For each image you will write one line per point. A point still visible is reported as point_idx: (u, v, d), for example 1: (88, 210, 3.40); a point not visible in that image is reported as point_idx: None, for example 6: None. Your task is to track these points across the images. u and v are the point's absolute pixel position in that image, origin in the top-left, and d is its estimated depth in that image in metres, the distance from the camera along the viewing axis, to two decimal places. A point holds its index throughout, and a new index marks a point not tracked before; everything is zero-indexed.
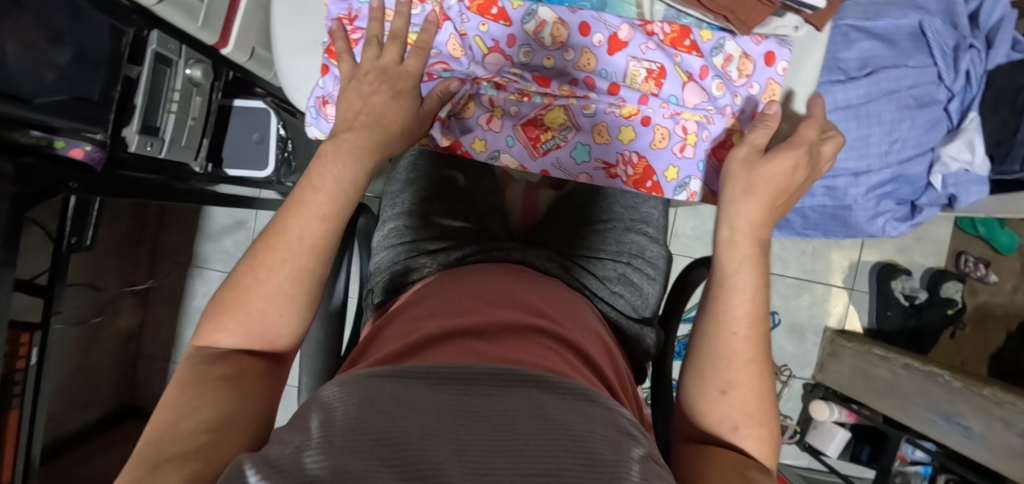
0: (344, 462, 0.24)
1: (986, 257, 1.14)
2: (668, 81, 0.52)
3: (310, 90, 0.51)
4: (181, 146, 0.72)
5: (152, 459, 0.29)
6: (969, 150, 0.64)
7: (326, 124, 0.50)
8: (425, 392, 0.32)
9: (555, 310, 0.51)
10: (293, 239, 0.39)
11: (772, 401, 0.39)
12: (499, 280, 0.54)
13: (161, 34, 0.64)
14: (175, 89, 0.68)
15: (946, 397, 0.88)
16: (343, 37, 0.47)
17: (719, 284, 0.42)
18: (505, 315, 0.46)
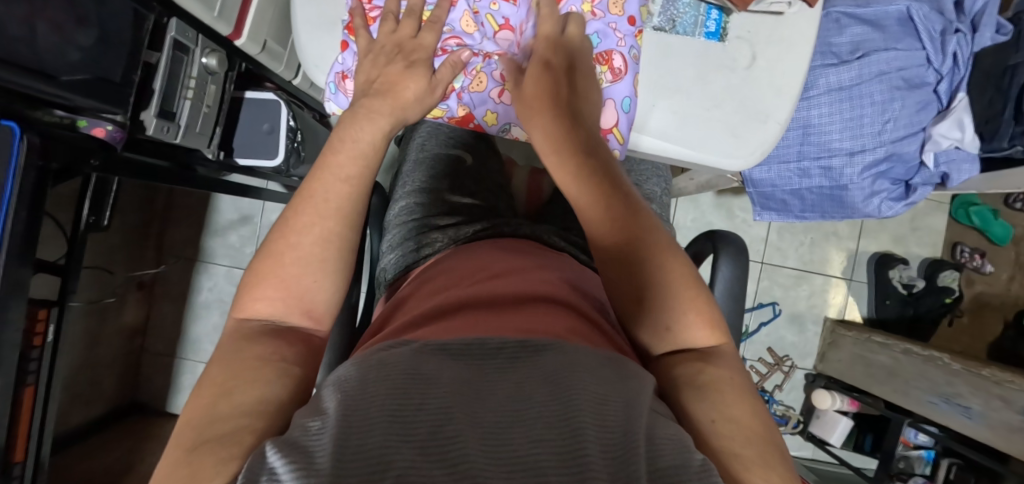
0: (360, 443, 0.24)
1: (981, 248, 1.16)
2: None
3: (329, 67, 0.53)
4: (195, 132, 0.74)
5: (190, 440, 0.29)
6: (959, 129, 0.67)
7: (344, 98, 0.52)
8: (445, 367, 0.31)
9: (568, 279, 0.52)
10: (319, 201, 0.41)
11: (684, 278, 0.39)
12: (508, 253, 0.54)
13: (180, 23, 0.66)
14: (191, 76, 0.71)
15: (945, 379, 0.89)
16: (362, 14, 0.50)
17: (611, 245, 0.40)
18: (524, 286, 0.46)
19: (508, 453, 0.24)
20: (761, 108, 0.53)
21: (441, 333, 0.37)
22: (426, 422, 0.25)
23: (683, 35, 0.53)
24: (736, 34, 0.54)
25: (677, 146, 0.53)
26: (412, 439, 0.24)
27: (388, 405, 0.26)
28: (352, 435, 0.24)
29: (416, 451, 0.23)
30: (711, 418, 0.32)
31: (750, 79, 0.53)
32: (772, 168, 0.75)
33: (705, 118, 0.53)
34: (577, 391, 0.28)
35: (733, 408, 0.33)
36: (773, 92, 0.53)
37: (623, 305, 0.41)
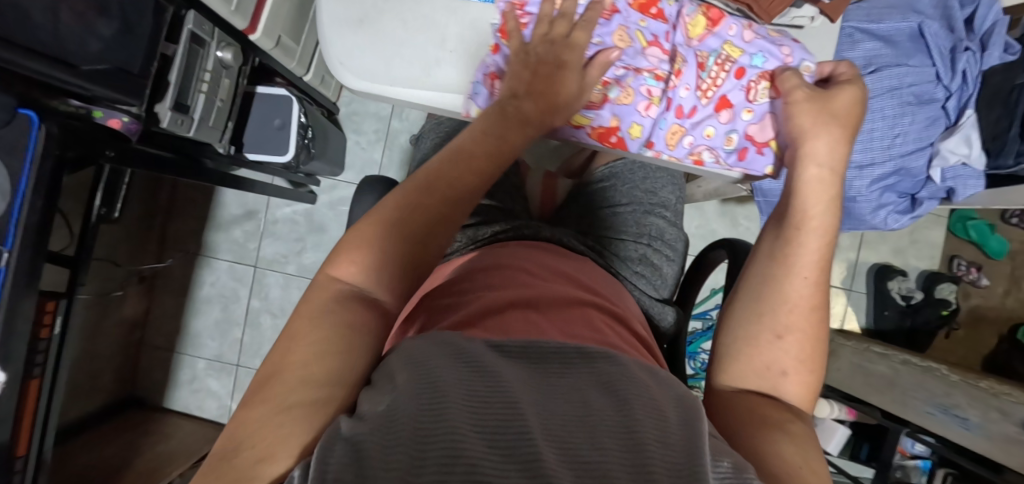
0: (433, 427, 0.23)
1: (978, 261, 1.18)
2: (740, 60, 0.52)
3: (475, 69, 0.53)
4: (209, 126, 0.74)
5: (275, 400, 0.28)
6: (966, 145, 0.68)
7: (488, 98, 0.52)
8: (501, 362, 0.31)
9: (597, 287, 0.51)
10: (444, 185, 0.38)
11: (821, 351, 0.40)
12: (555, 261, 0.53)
13: (197, 15, 0.66)
14: (206, 70, 0.70)
15: (944, 390, 0.91)
16: (515, 18, 0.50)
17: (796, 228, 0.41)
18: (560, 291, 0.46)
19: (576, 455, 0.23)
20: None
21: (490, 335, 0.36)
22: (494, 411, 0.25)
23: None
24: None
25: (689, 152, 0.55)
26: (480, 431, 0.23)
27: (455, 396, 0.25)
28: (424, 419, 0.23)
29: (484, 441, 0.23)
30: (793, 459, 0.32)
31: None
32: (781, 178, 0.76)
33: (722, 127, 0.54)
34: (627, 396, 0.28)
35: (814, 463, 0.32)
36: None
37: (765, 287, 0.41)
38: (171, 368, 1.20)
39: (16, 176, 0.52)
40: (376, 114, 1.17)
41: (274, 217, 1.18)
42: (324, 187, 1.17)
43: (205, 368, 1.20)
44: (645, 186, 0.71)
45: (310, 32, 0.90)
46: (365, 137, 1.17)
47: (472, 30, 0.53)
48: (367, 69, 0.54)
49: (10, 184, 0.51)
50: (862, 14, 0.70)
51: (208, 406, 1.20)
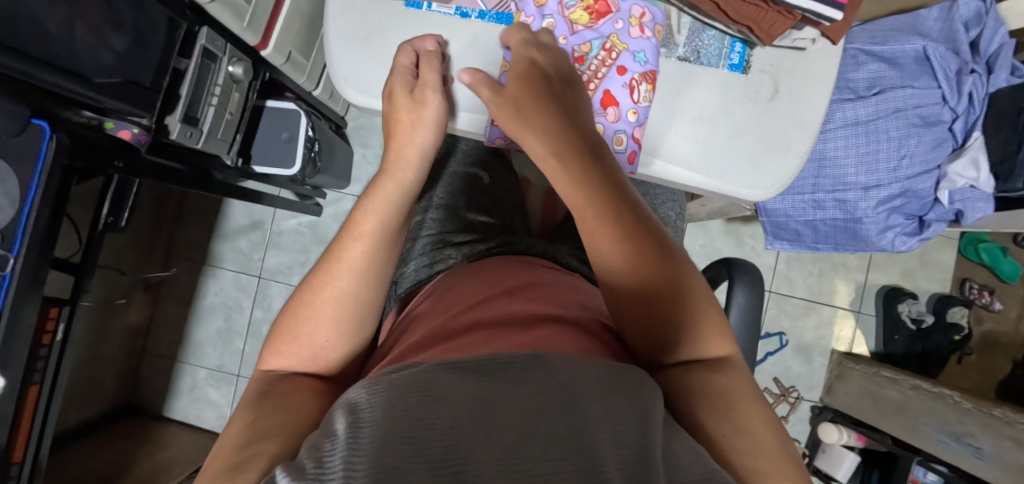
0: (372, 457, 0.22)
1: (990, 285, 1.16)
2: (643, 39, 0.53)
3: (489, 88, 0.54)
4: (217, 138, 0.75)
5: (219, 468, 0.28)
6: (974, 168, 0.67)
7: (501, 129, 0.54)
8: (453, 381, 0.28)
9: (583, 299, 0.50)
10: (360, 221, 0.42)
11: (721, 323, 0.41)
12: (516, 274, 0.52)
13: (210, 31, 0.67)
14: (217, 84, 0.72)
15: (956, 417, 0.89)
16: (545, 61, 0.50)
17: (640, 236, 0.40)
18: (526, 302, 0.45)
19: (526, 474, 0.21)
20: (783, 140, 0.54)
21: (449, 355, 0.36)
22: (436, 437, 0.23)
23: (707, 66, 0.54)
24: (761, 65, 0.54)
25: (690, 172, 0.54)
26: (424, 458, 0.22)
27: (404, 425, 0.23)
28: (362, 454, 0.22)
29: (428, 466, 0.21)
30: (744, 446, 0.32)
31: (773, 113, 0.54)
32: (786, 197, 0.75)
33: (724, 148, 0.54)
34: (587, 409, 0.26)
35: (764, 445, 0.33)
36: (796, 124, 0.54)
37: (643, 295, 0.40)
38: (172, 377, 1.20)
39: (26, 185, 0.53)
40: (383, 129, 1.18)
41: (279, 228, 1.19)
42: (329, 200, 1.18)
43: (205, 378, 1.20)
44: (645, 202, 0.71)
45: (320, 49, 0.92)
46: (372, 152, 1.18)
47: (473, 49, 0.54)
48: (370, 85, 0.54)
49: (20, 191, 0.53)
50: (867, 36, 0.71)
51: (208, 416, 1.20)
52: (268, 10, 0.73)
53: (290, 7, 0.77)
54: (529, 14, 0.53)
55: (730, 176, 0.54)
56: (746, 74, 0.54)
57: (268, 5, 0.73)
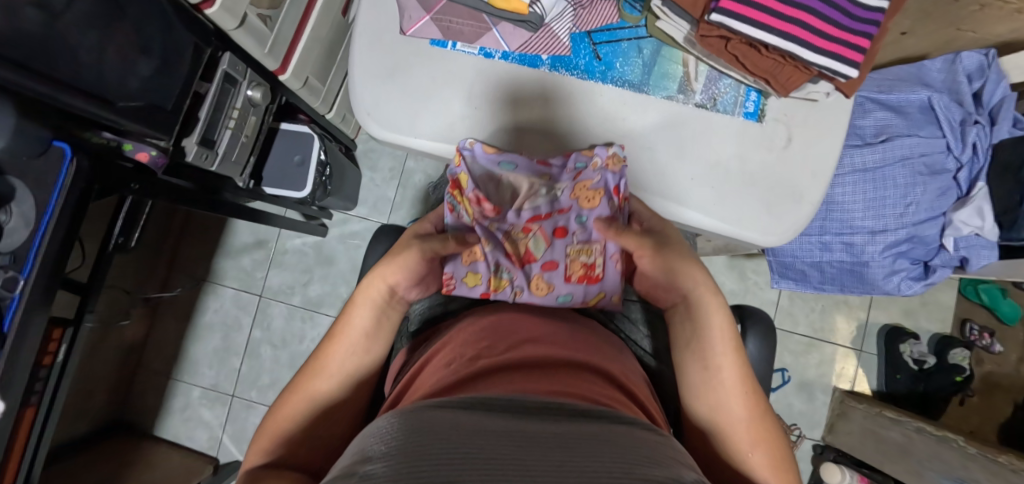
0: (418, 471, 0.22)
1: (990, 326, 1.17)
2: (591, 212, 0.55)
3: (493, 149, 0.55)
4: (231, 161, 0.76)
5: None
6: (978, 216, 0.69)
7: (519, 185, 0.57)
8: (488, 415, 0.29)
9: (600, 339, 0.49)
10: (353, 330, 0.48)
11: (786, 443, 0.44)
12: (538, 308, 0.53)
13: (232, 56, 0.69)
14: (235, 107, 0.72)
15: (960, 462, 0.88)
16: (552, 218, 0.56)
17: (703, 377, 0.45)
18: (553, 347, 0.44)
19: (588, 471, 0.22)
20: (795, 184, 0.55)
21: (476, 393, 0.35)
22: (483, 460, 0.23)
23: (723, 113, 0.55)
24: (775, 113, 0.55)
25: (705, 215, 0.55)
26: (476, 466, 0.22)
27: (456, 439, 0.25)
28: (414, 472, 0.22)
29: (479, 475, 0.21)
30: None
31: (784, 159, 0.55)
32: (794, 238, 0.76)
33: (738, 194, 0.55)
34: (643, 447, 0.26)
35: None
36: (808, 168, 0.55)
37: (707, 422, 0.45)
38: (165, 394, 1.18)
39: (43, 206, 0.53)
40: (392, 153, 1.19)
41: (287, 246, 1.20)
42: (335, 221, 1.18)
43: (199, 397, 1.18)
44: None
45: (337, 74, 0.93)
46: (380, 175, 1.19)
47: (495, 91, 0.55)
48: (391, 120, 0.55)
49: (36, 213, 0.52)
50: (873, 85, 0.73)
51: (199, 437, 1.17)
52: (289, 36, 0.75)
53: (310, 35, 0.78)
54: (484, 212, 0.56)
55: (740, 220, 0.55)
56: (761, 122, 0.55)
57: (290, 32, 0.74)
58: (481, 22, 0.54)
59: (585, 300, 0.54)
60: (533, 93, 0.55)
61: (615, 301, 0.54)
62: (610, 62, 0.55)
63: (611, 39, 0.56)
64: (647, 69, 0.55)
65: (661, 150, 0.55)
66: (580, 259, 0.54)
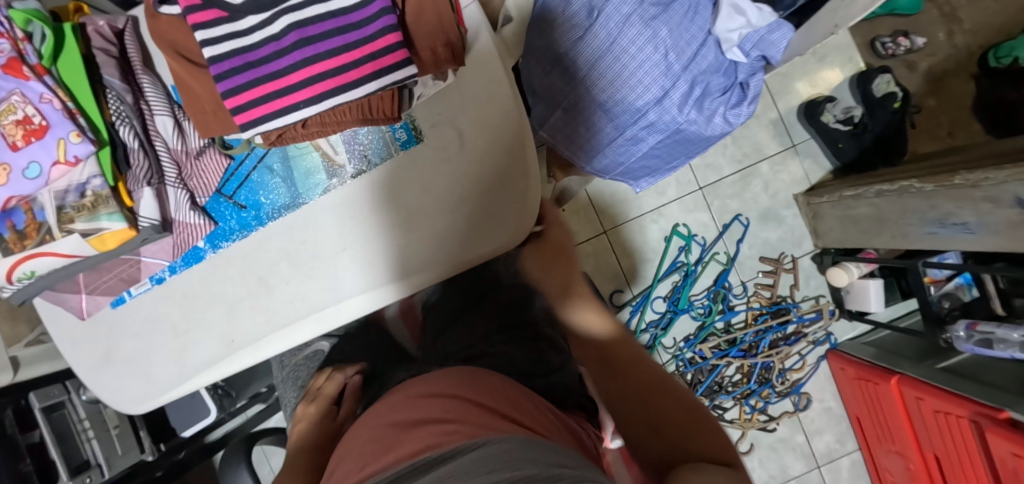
0: None
1: (900, 28, 1.03)
2: (35, 142, 0.42)
3: (41, 206, 0.45)
4: (121, 454, 0.77)
5: None
6: (739, 13, 0.59)
7: (26, 214, 0.45)
8: None
9: (481, 385, 0.47)
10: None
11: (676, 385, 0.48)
12: (429, 392, 0.46)
13: (38, 391, 0.69)
14: (82, 418, 0.74)
15: (927, 203, 0.79)
16: None
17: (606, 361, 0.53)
18: (411, 413, 0.43)
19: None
20: (498, 171, 0.49)
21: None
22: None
23: (382, 162, 0.49)
24: (427, 122, 0.49)
25: (458, 253, 0.49)
26: None
27: None
28: None
29: None
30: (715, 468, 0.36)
31: (472, 158, 0.49)
32: (603, 154, 0.69)
33: (468, 214, 0.49)
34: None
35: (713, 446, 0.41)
36: (498, 149, 0.49)
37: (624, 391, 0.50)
38: None
39: None
40: None
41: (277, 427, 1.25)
42: None
43: None
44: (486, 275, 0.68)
45: None
46: None
47: (188, 301, 0.52)
48: (136, 393, 0.53)
49: None
50: None
51: None
52: None
53: None
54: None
55: (475, 246, 0.49)
56: (420, 141, 0.49)
57: None
58: (129, 260, 0.51)
59: (59, 159, 0.43)
60: (230, 262, 0.51)
61: (77, 141, 0.43)
62: (255, 203, 0.50)
63: (241, 180, 0.50)
64: (290, 182, 0.50)
65: (385, 219, 0.50)
66: (12, 121, 0.42)
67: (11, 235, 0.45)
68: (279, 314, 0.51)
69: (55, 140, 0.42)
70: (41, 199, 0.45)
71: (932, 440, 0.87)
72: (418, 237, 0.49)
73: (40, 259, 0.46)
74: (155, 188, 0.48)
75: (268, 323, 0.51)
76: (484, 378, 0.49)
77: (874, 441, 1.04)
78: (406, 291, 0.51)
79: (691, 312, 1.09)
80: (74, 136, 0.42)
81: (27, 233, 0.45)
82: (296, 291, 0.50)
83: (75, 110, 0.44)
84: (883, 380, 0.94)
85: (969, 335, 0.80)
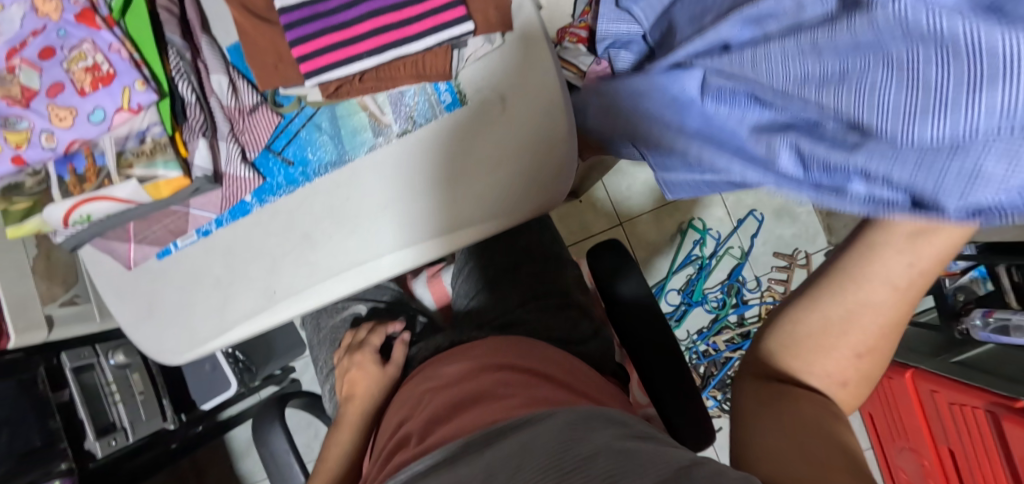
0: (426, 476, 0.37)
1: None
2: (100, 90, 0.45)
3: (101, 151, 0.47)
4: (145, 420, 0.77)
5: None
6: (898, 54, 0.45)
7: (85, 158, 0.47)
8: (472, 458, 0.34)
9: (536, 356, 0.52)
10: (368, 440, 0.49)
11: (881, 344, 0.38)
12: (482, 367, 0.51)
13: (69, 352, 0.72)
14: (109, 382, 0.75)
15: None
16: (58, 116, 0.45)
17: None
18: (478, 381, 0.47)
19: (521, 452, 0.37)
20: (542, 135, 0.51)
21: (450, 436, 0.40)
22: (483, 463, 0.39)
23: (427, 123, 0.51)
24: (473, 87, 0.51)
25: (512, 211, 0.52)
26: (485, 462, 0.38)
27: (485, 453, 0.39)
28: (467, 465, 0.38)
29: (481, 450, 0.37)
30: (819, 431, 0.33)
31: (542, 115, 0.51)
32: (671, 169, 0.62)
33: (530, 171, 0.51)
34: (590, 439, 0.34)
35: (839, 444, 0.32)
36: (543, 115, 0.51)
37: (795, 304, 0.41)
38: None
39: None
40: None
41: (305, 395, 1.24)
42: (302, 368, 1.17)
43: None
44: (519, 244, 0.68)
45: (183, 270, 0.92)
46: None
47: (234, 254, 0.53)
48: (176, 344, 0.54)
49: None
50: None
51: None
52: None
53: None
54: (57, 159, 0.47)
55: (517, 205, 0.51)
56: (466, 105, 0.51)
57: None
58: (177, 212, 0.53)
59: (122, 105, 0.45)
60: (288, 214, 0.52)
61: (141, 90, 0.45)
62: (303, 159, 0.52)
63: (290, 138, 0.52)
64: (337, 140, 0.52)
65: (465, 162, 0.51)
66: (82, 69, 0.45)
67: (72, 177, 0.47)
68: (340, 265, 0.52)
69: (121, 89, 0.45)
70: (102, 144, 0.47)
71: (946, 434, 0.87)
72: (496, 179, 0.51)
73: (88, 204, 0.47)
74: (209, 140, 0.50)
75: (311, 276, 0.52)
76: (533, 347, 0.55)
77: (887, 439, 1.05)
78: (464, 241, 0.52)
79: (705, 305, 1.10)
80: (139, 83, 0.45)
81: (86, 177, 0.47)
82: (339, 245, 0.52)
83: (140, 61, 0.46)
84: (898, 374, 0.94)
85: (986, 323, 0.82)
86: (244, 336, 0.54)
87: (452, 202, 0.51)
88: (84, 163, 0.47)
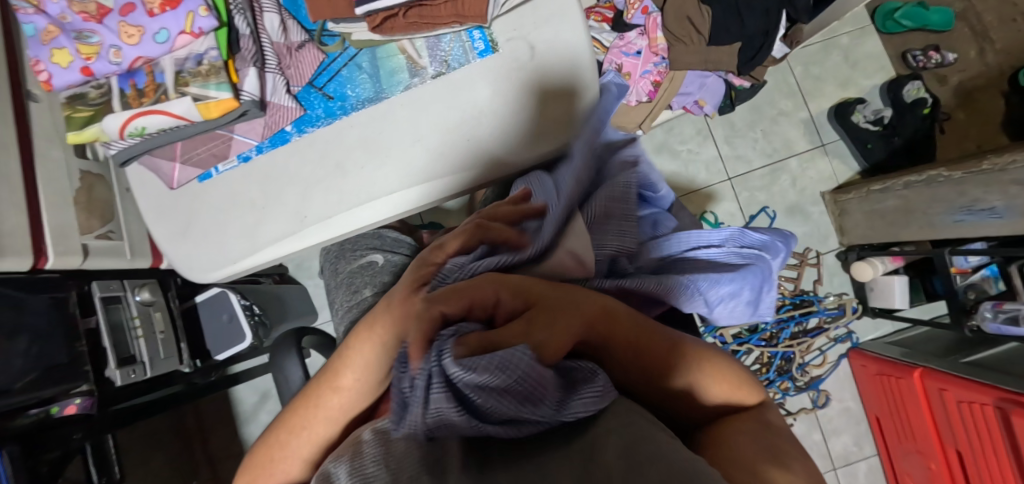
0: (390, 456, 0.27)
1: (931, 42, 1.09)
2: (168, 12, 0.49)
3: (162, 71, 0.51)
4: (163, 358, 0.79)
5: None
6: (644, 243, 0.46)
7: (147, 76, 0.51)
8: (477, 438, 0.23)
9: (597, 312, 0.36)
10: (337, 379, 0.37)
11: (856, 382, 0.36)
12: (418, 361, 0.25)
13: (99, 282, 0.73)
14: (133, 317, 0.77)
15: (956, 191, 0.82)
16: (128, 33, 0.49)
17: None
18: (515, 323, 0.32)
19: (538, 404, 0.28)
20: (564, 85, 0.55)
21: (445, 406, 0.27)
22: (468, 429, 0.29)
23: (460, 67, 0.55)
24: (506, 36, 0.55)
25: (535, 155, 0.54)
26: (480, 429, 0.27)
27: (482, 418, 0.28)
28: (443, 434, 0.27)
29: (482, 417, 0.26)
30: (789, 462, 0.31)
31: (568, 66, 0.54)
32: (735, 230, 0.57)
33: (554, 117, 0.54)
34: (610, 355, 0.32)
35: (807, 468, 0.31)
36: (568, 67, 0.54)
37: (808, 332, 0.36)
38: None
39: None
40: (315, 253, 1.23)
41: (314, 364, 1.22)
42: None
43: None
44: None
45: None
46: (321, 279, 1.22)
47: (270, 179, 0.56)
48: (209, 262, 0.57)
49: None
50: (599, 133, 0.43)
51: None
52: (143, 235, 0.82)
53: None
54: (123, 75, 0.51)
55: (540, 148, 0.54)
56: (497, 52, 0.54)
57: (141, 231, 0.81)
58: (221, 137, 0.56)
59: (185, 28, 0.49)
60: (324, 144, 0.56)
61: (204, 15, 0.48)
62: (342, 94, 0.56)
63: (332, 75, 0.56)
64: (376, 79, 0.56)
65: (494, 104, 0.54)
66: None
67: (134, 92, 0.51)
68: (369, 195, 0.55)
69: (186, 13, 0.48)
70: (163, 64, 0.51)
71: (954, 435, 0.86)
72: (521, 122, 0.54)
73: (144, 117, 0.51)
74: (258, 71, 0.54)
75: (340, 204, 0.55)
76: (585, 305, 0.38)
77: (893, 441, 1.04)
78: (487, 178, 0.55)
79: None
80: (202, 8, 0.48)
81: (146, 92, 0.51)
82: (370, 176, 0.55)
83: None
84: (906, 374, 0.94)
85: (995, 315, 0.82)
86: (273, 258, 0.57)
87: (479, 140, 0.54)
88: (145, 81, 0.51)
